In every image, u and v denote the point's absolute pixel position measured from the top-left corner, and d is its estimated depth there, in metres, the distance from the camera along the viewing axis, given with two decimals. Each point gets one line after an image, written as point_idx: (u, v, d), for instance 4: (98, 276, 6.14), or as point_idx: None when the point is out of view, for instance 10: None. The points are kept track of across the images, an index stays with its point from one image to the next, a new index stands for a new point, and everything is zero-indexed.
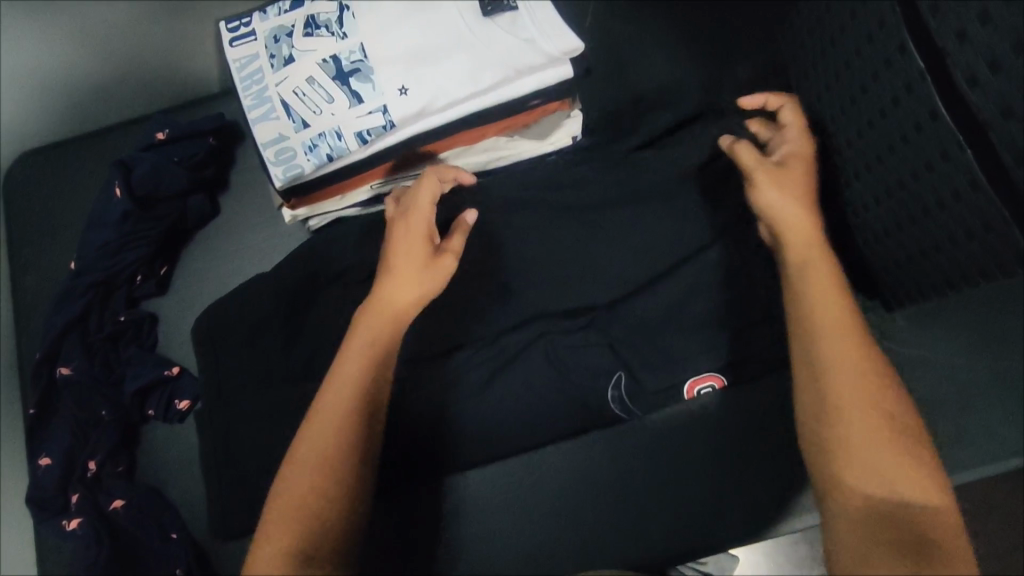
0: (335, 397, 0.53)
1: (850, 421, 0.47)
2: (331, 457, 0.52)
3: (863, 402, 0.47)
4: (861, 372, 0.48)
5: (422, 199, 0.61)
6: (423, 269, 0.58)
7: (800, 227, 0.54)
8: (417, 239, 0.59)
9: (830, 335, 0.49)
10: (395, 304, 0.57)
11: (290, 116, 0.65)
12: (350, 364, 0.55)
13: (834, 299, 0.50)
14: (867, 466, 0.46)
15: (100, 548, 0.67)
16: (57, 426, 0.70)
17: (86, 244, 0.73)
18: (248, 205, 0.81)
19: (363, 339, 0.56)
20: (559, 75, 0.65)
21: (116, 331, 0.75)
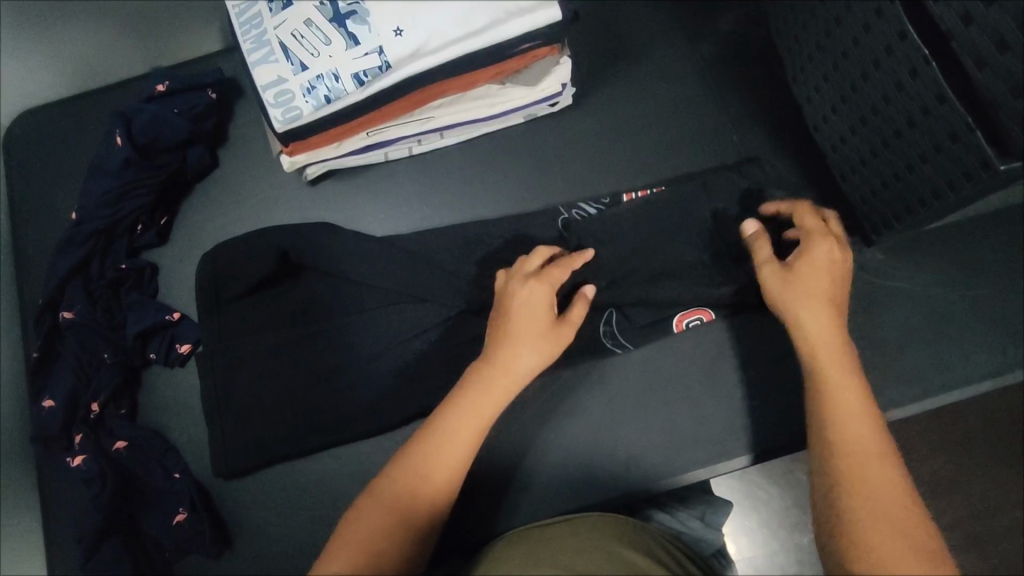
0: (445, 451, 0.55)
1: (866, 525, 0.47)
2: (411, 494, 0.54)
3: (882, 516, 0.47)
4: (882, 479, 0.49)
5: (555, 272, 0.64)
6: (546, 337, 0.61)
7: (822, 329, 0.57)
8: (539, 304, 0.61)
9: (860, 450, 0.51)
10: (513, 369, 0.59)
11: (288, 58, 0.67)
12: (465, 412, 0.57)
13: (853, 408, 0.53)
14: (874, 519, 0.47)
15: (103, 482, 0.68)
16: (61, 370, 0.72)
17: (89, 194, 0.75)
18: (248, 157, 0.83)
19: (478, 383, 0.58)
20: (548, 18, 0.67)
21: (118, 277, 0.76)
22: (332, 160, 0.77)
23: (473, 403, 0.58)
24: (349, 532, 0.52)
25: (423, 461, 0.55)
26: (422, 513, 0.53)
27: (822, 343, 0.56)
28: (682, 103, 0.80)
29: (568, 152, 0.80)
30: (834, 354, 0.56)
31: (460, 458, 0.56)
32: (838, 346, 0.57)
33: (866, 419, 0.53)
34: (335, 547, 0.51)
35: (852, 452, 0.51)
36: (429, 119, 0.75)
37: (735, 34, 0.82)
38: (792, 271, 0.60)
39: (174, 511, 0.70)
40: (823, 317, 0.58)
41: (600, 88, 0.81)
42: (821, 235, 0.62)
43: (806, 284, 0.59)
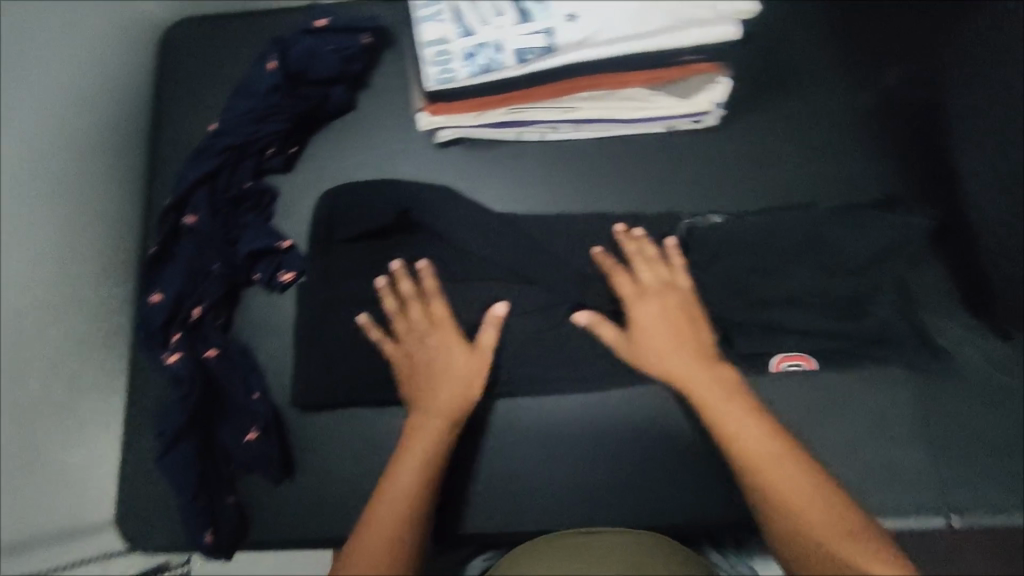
0: (406, 466, 0.63)
1: (779, 491, 0.57)
2: (402, 497, 0.61)
3: (798, 500, 0.56)
4: (780, 464, 0.58)
5: (434, 304, 0.73)
6: (472, 368, 0.70)
7: (659, 355, 0.67)
8: (439, 347, 0.71)
9: (762, 456, 0.58)
10: (463, 390, 0.69)
11: (456, 21, 0.68)
12: (423, 430, 0.66)
13: (732, 417, 0.61)
14: (776, 481, 0.57)
15: (191, 386, 0.70)
16: (172, 269, 0.75)
17: (232, 110, 0.78)
18: (383, 107, 0.84)
19: (422, 409, 0.67)
20: (724, 34, 0.65)
21: (241, 195, 0.79)
22: (467, 128, 0.77)
23: (428, 424, 0.66)
24: (371, 519, 0.59)
25: (412, 467, 0.63)
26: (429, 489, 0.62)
27: (685, 376, 0.65)
28: (829, 149, 0.77)
29: (700, 172, 0.78)
30: (705, 382, 0.65)
31: (430, 454, 0.64)
32: (688, 363, 0.66)
33: (747, 420, 0.61)
34: (359, 540, 0.58)
35: (753, 459, 0.59)
36: (571, 109, 0.75)
37: (903, 88, 0.78)
38: (638, 310, 0.70)
39: (246, 429, 0.72)
40: (689, 354, 0.67)
41: (747, 115, 0.79)
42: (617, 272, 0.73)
43: (645, 333, 0.69)
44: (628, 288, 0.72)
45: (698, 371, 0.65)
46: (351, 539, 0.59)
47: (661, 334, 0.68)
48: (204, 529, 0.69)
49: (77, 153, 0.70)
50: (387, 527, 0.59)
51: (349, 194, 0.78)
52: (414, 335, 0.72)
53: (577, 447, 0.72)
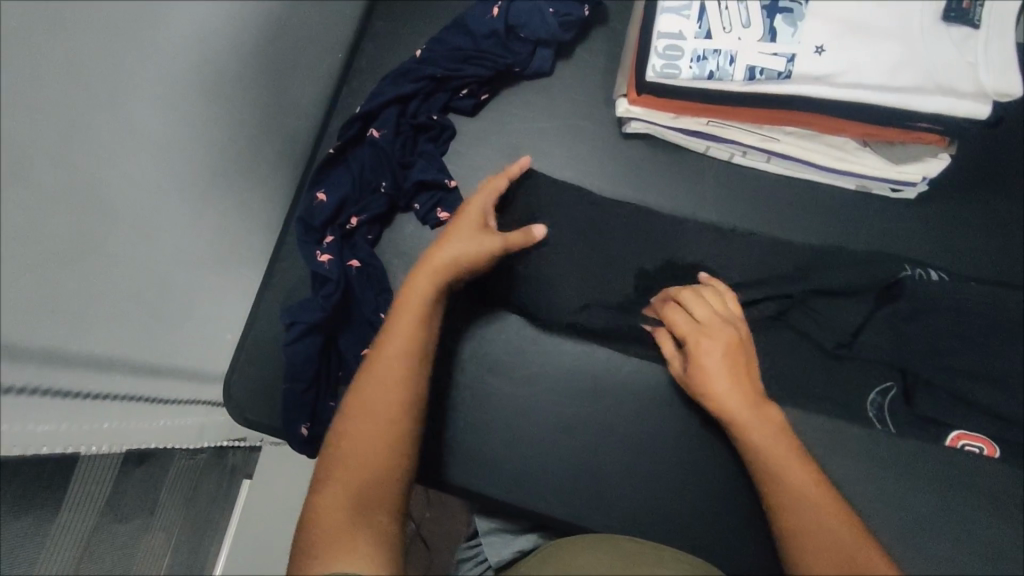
0: (378, 373, 0.58)
1: (796, 514, 0.57)
2: (374, 411, 0.57)
3: (806, 516, 0.56)
4: (788, 468, 0.59)
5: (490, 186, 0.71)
6: (476, 240, 0.65)
7: (713, 356, 0.64)
8: (471, 215, 0.68)
9: (785, 473, 0.59)
10: (437, 271, 0.63)
11: (698, 21, 0.67)
12: (402, 325, 0.61)
13: (752, 441, 0.61)
14: (788, 497, 0.58)
15: (334, 287, 0.73)
16: (344, 175, 0.78)
17: (442, 43, 0.80)
18: (580, 80, 0.83)
19: (411, 295, 0.62)
20: (972, 111, 0.62)
21: (424, 124, 0.80)
22: (658, 127, 0.77)
23: (402, 325, 0.60)
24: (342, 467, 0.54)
25: (384, 380, 0.58)
26: (391, 432, 0.56)
27: (723, 393, 0.63)
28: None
29: (879, 241, 0.75)
30: (727, 401, 0.62)
31: (389, 397, 0.57)
32: (724, 381, 0.63)
33: (767, 440, 0.60)
34: (341, 474, 0.53)
35: (778, 491, 0.59)
36: (772, 140, 0.73)
37: None
38: (702, 323, 0.66)
39: (365, 343, 0.75)
40: (730, 375, 0.63)
41: (952, 200, 0.75)
42: (705, 300, 0.68)
43: (712, 342, 0.64)
44: (700, 311, 0.67)
45: (746, 375, 0.64)
46: (324, 472, 0.54)
47: (730, 360, 0.64)
48: (302, 422, 0.72)
49: (299, 37, 0.72)
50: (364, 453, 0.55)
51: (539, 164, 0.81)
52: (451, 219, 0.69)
53: (671, 469, 0.71)
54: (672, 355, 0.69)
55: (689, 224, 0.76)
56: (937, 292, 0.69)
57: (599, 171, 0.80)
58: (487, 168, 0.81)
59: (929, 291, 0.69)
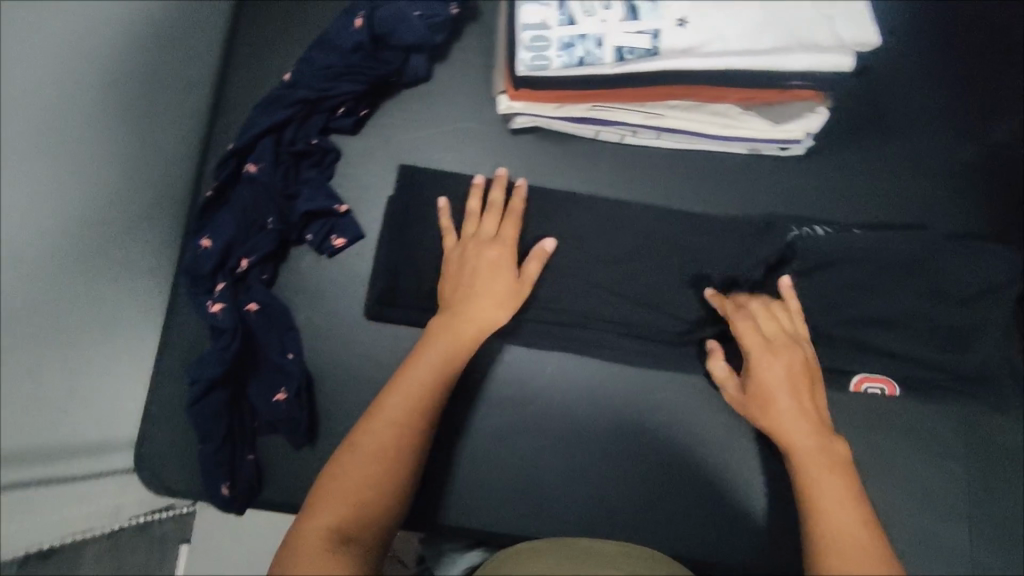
0: (387, 410, 0.60)
1: (829, 511, 0.56)
2: (381, 451, 0.58)
3: (828, 509, 0.56)
4: (826, 467, 0.58)
5: (506, 227, 0.71)
6: (510, 300, 0.68)
7: (771, 357, 0.63)
8: (484, 257, 0.69)
9: (826, 474, 0.57)
10: (456, 314, 0.66)
11: (560, 9, 0.65)
12: (424, 367, 0.63)
13: (817, 472, 0.58)
14: (827, 495, 0.56)
15: (231, 339, 0.69)
16: (226, 216, 0.73)
17: (310, 64, 0.76)
18: (459, 82, 0.80)
19: (435, 341, 0.64)
20: (838, 65, 0.62)
21: (304, 151, 0.76)
22: (544, 118, 0.75)
23: (422, 365, 0.63)
24: (325, 500, 0.55)
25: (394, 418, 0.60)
26: (386, 483, 0.57)
27: (773, 384, 0.62)
28: (920, 198, 0.73)
29: (776, 201, 0.75)
30: (795, 428, 0.60)
31: (394, 437, 0.59)
32: (792, 412, 0.60)
33: (833, 477, 0.57)
34: (321, 506, 0.55)
35: (827, 520, 0.55)
36: (656, 116, 0.72)
37: (1008, 148, 0.74)
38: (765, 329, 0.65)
39: (278, 389, 0.71)
40: (797, 396, 0.61)
41: (840, 148, 0.75)
42: (773, 313, 0.66)
43: (764, 345, 0.63)
44: (767, 317, 0.65)
45: (795, 375, 0.62)
46: (308, 506, 0.55)
47: (786, 362, 0.63)
48: (221, 481, 0.69)
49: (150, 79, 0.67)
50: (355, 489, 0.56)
51: (427, 171, 0.78)
52: (463, 262, 0.69)
53: (607, 463, 0.70)
54: (727, 377, 0.65)
55: (588, 213, 0.75)
56: (831, 249, 0.70)
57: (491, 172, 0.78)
58: (378, 186, 0.79)
59: (822, 249, 0.70)
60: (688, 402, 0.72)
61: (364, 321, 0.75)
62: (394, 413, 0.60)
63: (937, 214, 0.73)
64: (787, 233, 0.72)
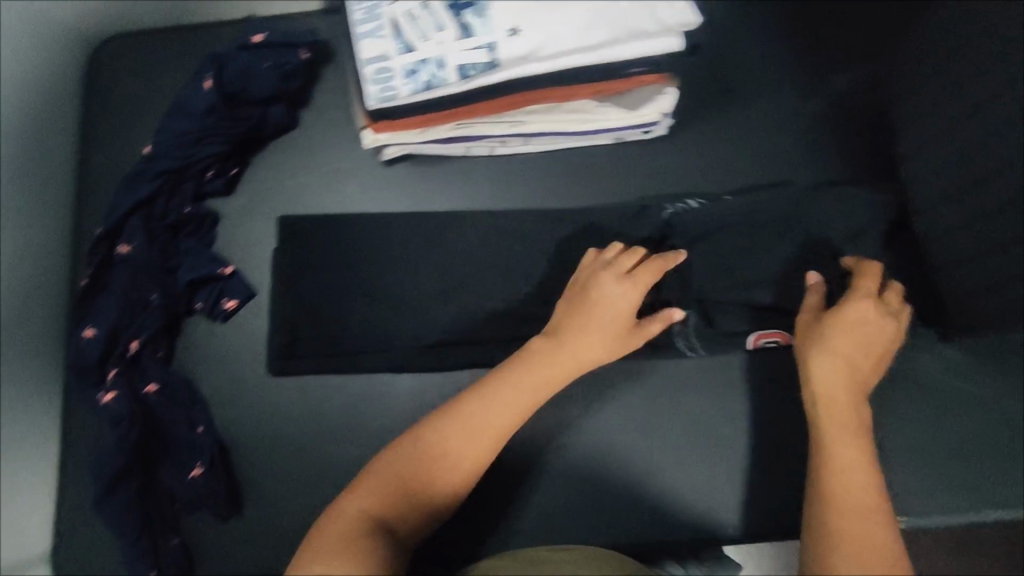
0: (460, 427, 0.59)
1: (845, 470, 0.54)
2: (432, 466, 0.57)
3: (848, 469, 0.54)
4: (852, 429, 0.57)
5: (642, 274, 0.65)
6: (620, 344, 0.65)
7: (854, 310, 0.62)
8: (619, 303, 0.64)
9: (850, 434, 0.56)
10: (579, 366, 0.63)
11: (397, 37, 0.66)
12: (506, 392, 0.61)
13: (849, 445, 0.56)
14: (848, 454, 0.55)
15: (130, 428, 0.66)
16: (105, 302, 0.70)
17: (166, 131, 0.73)
18: (326, 124, 0.81)
19: (529, 371, 0.62)
20: (667, 46, 0.65)
21: (179, 221, 0.75)
22: (414, 144, 0.75)
23: (503, 391, 0.61)
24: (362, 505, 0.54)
25: (455, 436, 0.58)
26: (439, 492, 0.57)
27: (837, 332, 0.61)
28: (779, 154, 0.77)
29: (649, 182, 0.77)
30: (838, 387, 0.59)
31: (461, 462, 0.58)
32: (840, 364, 0.60)
33: (859, 442, 0.56)
34: (355, 507, 0.54)
35: (845, 476, 0.54)
36: (519, 123, 0.73)
37: (850, 92, 0.78)
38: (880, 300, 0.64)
39: (190, 465, 0.69)
40: (863, 353, 0.61)
41: (698, 121, 0.78)
42: (893, 294, 0.65)
43: (859, 304, 0.63)
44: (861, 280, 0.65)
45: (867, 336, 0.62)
46: (340, 504, 0.54)
47: (867, 319, 0.62)
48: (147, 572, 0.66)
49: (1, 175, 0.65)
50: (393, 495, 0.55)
51: (310, 217, 0.78)
52: (580, 294, 0.66)
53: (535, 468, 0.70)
54: (806, 310, 0.65)
55: (471, 227, 0.77)
56: (703, 221, 0.73)
57: (371, 206, 0.79)
58: (263, 240, 0.78)
59: (694, 224, 0.73)
60: (603, 392, 0.72)
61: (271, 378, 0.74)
62: (461, 434, 0.59)
63: (796, 165, 0.76)
64: (663, 211, 0.75)
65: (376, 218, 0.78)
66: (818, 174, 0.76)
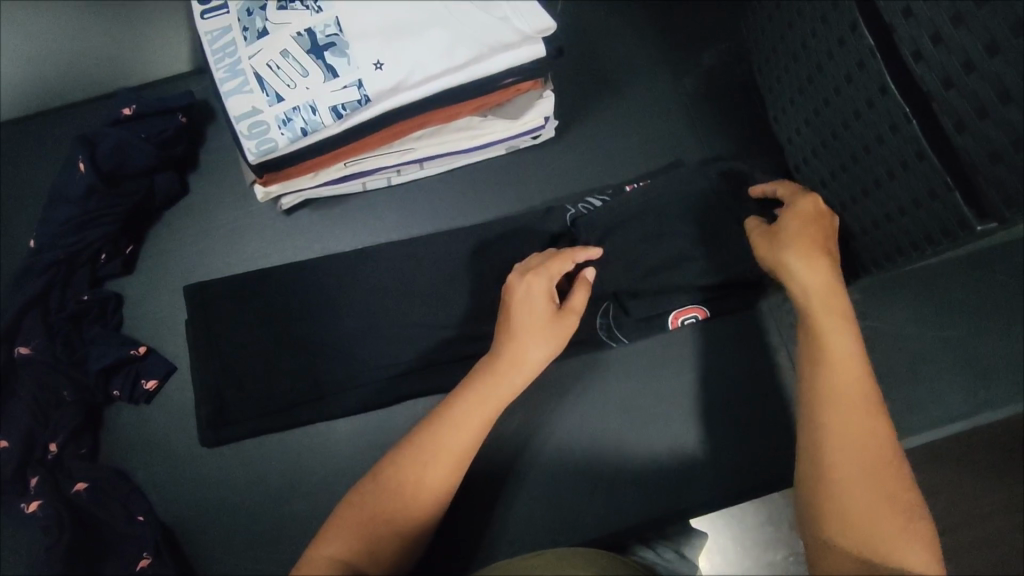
0: (441, 439, 0.57)
1: (834, 382, 0.53)
2: (413, 487, 0.55)
3: (841, 382, 0.53)
4: (842, 331, 0.54)
5: (553, 264, 0.65)
6: (557, 333, 0.62)
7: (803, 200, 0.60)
8: (539, 298, 0.63)
9: (837, 336, 0.54)
10: (524, 367, 0.61)
11: (263, 89, 0.65)
12: (473, 404, 0.59)
13: (838, 359, 0.54)
14: (840, 363, 0.53)
15: (61, 532, 0.64)
16: (14, 408, 0.68)
17: (48, 222, 0.72)
18: (218, 185, 0.80)
19: (488, 380, 0.60)
20: (531, 53, 0.66)
21: (79, 310, 0.72)
22: (310, 190, 0.75)
23: (469, 404, 0.59)
24: (350, 538, 0.53)
25: (433, 452, 0.56)
26: (412, 520, 0.55)
27: (801, 223, 0.58)
28: (664, 137, 0.80)
29: (550, 186, 0.79)
30: (823, 289, 0.56)
31: (442, 475, 0.56)
32: (814, 253, 0.57)
33: (847, 341, 0.54)
34: (344, 541, 0.53)
35: (833, 393, 0.53)
36: (408, 151, 0.74)
37: (719, 67, 0.81)
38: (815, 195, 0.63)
39: (138, 556, 0.66)
40: (828, 240, 0.58)
41: (582, 121, 0.80)
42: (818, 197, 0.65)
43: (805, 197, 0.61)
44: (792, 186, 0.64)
45: (825, 225, 0.59)
46: (322, 538, 0.54)
47: (818, 207, 0.60)
48: None
49: None
50: (376, 521, 0.54)
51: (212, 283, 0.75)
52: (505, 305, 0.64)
53: (484, 488, 0.69)
54: (756, 229, 0.62)
55: (382, 257, 0.76)
56: (606, 217, 0.74)
57: (279, 257, 0.78)
58: (174, 313, 0.76)
59: (598, 220, 0.74)
60: (539, 399, 0.72)
61: (205, 450, 0.72)
62: (437, 449, 0.57)
63: (683, 145, 0.79)
64: (565, 211, 0.77)
65: (283, 269, 0.76)
66: (705, 148, 0.79)
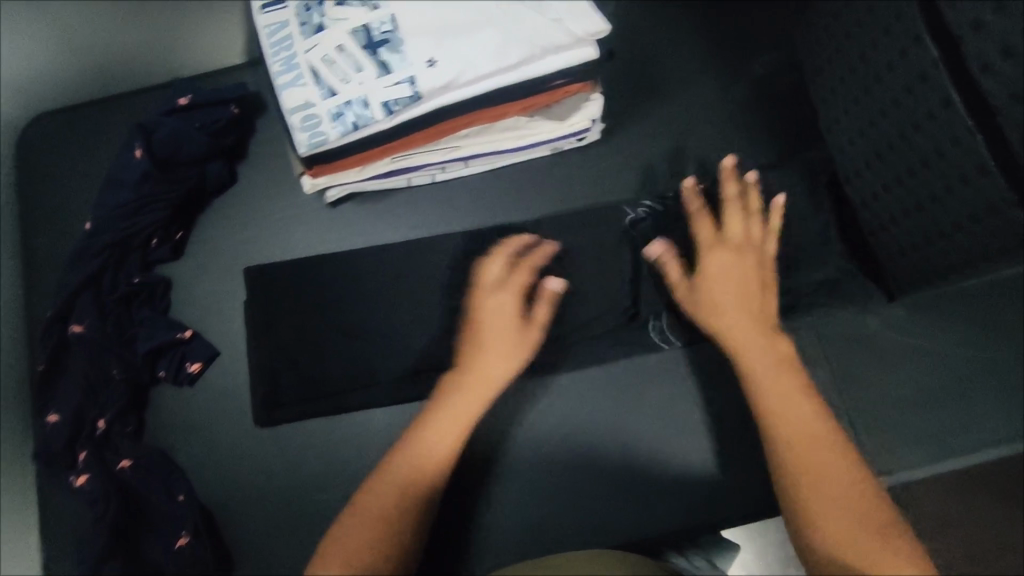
0: (427, 444, 0.61)
1: (775, 409, 0.60)
2: (421, 487, 0.59)
3: (794, 411, 0.59)
4: (767, 364, 0.63)
5: (516, 279, 0.70)
6: (518, 348, 0.67)
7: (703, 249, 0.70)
8: (503, 312, 0.68)
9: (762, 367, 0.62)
10: (488, 382, 0.65)
11: (318, 83, 0.67)
12: (459, 410, 0.63)
13: (775, 388, 0.61)
14: (777, 393, 0.61)
15: (107, 507, 0.66)
16: (66, 384, 0.70)
17: (104, 205, 0.73)
18: (266, 176, 0.82)
19: (471, 395, 0.64)
20: (584, 55, 0.66)
21: (130, 292, 0.74)
22: (355, 183, 0.76)
23: (456, 408, 0.63)
24: (359, 537, 0.56)
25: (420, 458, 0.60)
26: (413, 522, 0.58)
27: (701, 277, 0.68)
28: (710, 144, 0.79)
29: (592, 188, 0.79)
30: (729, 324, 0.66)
31: (433, 479, 0.60)
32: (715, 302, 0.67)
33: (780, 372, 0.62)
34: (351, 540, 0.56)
35: (779, 417, 0.59)
36: (454, 148, 0.74)
37: (769, 76, 0.81)
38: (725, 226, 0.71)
39: (177, 535, 0.68)
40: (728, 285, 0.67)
41: (628, 124, 0.80)
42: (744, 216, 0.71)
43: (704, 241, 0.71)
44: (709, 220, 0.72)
45: (724, 272, 0.68)
46: (337, 536, 0.57)
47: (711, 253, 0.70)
48: None
49: None
50: (381, 520, 0.57)
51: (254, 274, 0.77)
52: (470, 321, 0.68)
53: (516, 488, 0.69)
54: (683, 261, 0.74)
55: (422, 253, 0.77)
56: None
57: (321, 249, 0.79)
58: (219, 299, 0.78)
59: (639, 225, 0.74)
60: (574, 403, 0.72)
61: (244, 434, 0.73)
62: (427, 455, 0.61)
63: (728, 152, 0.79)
64: (607, 215, 0.77)
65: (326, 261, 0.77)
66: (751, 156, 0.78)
